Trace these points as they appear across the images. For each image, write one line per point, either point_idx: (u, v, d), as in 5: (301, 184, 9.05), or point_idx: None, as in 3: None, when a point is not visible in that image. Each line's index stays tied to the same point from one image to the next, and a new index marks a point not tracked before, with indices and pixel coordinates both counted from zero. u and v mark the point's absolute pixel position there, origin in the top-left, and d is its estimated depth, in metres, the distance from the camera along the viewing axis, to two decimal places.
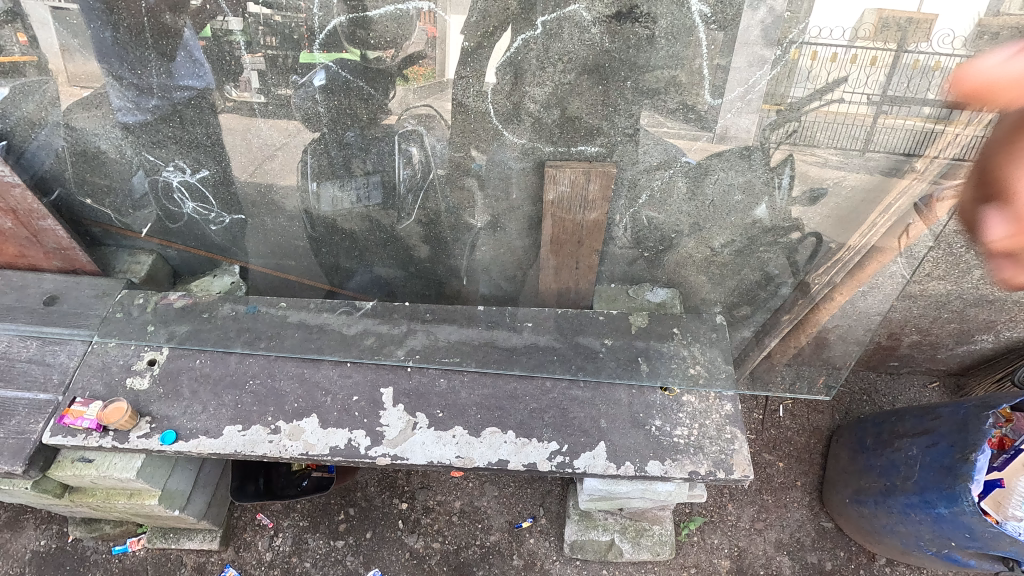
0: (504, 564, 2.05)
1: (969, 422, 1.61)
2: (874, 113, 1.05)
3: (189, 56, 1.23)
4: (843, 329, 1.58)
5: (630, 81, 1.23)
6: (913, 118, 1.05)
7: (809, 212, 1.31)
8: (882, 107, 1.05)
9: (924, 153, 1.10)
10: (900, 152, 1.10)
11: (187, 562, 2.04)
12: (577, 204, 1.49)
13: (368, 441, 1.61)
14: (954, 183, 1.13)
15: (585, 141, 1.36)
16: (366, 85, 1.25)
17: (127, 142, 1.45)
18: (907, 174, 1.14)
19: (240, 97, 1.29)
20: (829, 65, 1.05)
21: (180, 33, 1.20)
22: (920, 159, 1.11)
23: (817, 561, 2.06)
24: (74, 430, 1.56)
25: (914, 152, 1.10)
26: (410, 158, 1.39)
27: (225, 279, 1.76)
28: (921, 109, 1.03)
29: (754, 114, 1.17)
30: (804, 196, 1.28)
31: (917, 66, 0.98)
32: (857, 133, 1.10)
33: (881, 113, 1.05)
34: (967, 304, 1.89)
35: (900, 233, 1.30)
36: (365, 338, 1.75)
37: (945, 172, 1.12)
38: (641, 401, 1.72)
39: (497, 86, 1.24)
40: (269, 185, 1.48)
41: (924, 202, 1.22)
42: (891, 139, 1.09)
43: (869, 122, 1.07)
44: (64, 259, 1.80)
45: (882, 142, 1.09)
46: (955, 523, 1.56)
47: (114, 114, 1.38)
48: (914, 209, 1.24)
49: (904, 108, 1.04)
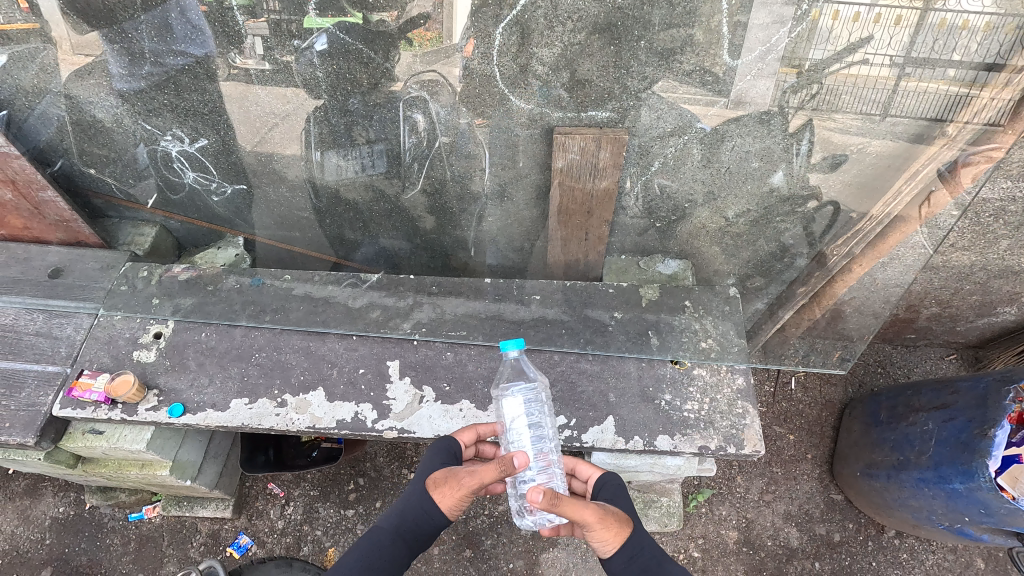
0: (513, 534, 2.08)
1: (988, 397, 1.56)
2: (896, 76, 1.00)
3: (187, 22, 1.16)
4: (862, 302, 1.53)
5: (644, 40, 1.14)
6: (937, 81, 1.00)
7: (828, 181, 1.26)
8: (905, 70, 0.99)
9: (954, 119, 1.07)
10: (925, 117, 1.06)
11: (201, 529, 2.08)
12: (587, 172, 1.44)
13: (375, 415, 1.60)
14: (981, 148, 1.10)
15: (595, 106, 1.29)
16: (366, 47, 1.18)
17: (123, 110, 1.41)
18: (936, 141, 1.09)
19: (242, 65, 1.23)
20: (851, 25, 0.98)
21: None
22: (951, 125, 1.07)
23: (825, 533, 2.06)
24: (83, 403, 1.57)
25: (941, 118, 1.06)
26: (415, 125, 1.34)
27: (230, 251, 1.82)
28: (945, 71, 0.99)
29: (772, 78, 1.11)
30: (824, 163, 1.22)
31: (944, 25, 0.93)
32: (878, 97, 1.04)
33: (904, 76, 1.00)
34: (992, 276, 1.82)
35: (922, 201, 1.23)
36: (370, 311, 1.71)
37: (976, 138, 1.09)
38: (651, 375, 1.65)
39: (503, 46, 1.18)
40: (270, 154, 1.44)
41: (951, 168, 1.16)
42: (914, 103, 1.04)
43: (892, 85, 1.01)
44: (68, 232, 1.78)
45: (905, 106, 1.04)
46: (970, 499, 1.54)
47: (110, 82, 1.32)
48: (938, 177, 1.18)
49: (929, 71, 0.99)
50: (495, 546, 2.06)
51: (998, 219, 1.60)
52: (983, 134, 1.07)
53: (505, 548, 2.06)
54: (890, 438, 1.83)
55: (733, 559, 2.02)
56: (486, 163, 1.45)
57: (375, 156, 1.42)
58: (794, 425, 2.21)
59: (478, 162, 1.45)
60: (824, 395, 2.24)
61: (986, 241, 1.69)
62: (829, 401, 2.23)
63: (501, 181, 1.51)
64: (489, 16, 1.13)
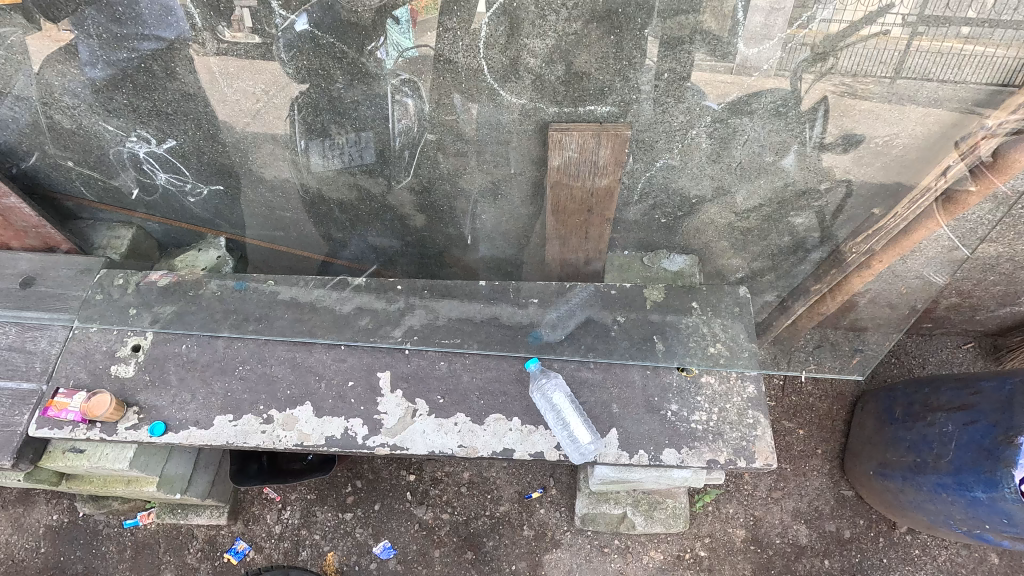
0: (515, 535, 2.04)
1: (1014, 400, 1.48)
2: (909, 35, 0.87)
3: (154, 1, 0.98)
4: (882, 301, 1.43)
5: (648, 28, 1.02)
6: (950, 40, 0.86)
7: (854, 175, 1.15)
8: (918, 28, 0.86)
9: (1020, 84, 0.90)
10: (987, 84, 0.92)
11: (198, 535, 2.06)
12: (586, 169, 1.32)
13: (365, 431, 1.54)
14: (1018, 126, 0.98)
15: (594, 99, 1.17)
16: (338, 42, 1.03)
17: (77, 112, 1.28)
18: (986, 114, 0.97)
19: (234, 39, 1.03)
20: None
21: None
22: (1014, 92, 0.91)
23: (835, 530, 2.01)
24: (60, 423, 1.53)
25: (1006, 83, 0.91)
26: (406, 109, 1.18)
27: (211, 253, 1.68)
28: (959, 27, 0.85)
29: (780, 46, 0.96)
30: (835, 142, 1.09)
31: None
32: (887, 57, 0.91)
33: (915, 35, 0.86)
34: (1018, 267, 1.72)
35: (953, 203, 1.15)
36: (360, 318, 1.65)
37: None
38: (656, 384, 1.57)
39: (489, 38, 1.05)
40: (243, 156, 1.33)
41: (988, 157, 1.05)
42: (932, 65, 0.89)
43: (903, 46, 0.89)
44: (37, 238, 1.68)
45: (916, 68, 0.91)
46: (992, 508, 1.48)
47: (55, 82, 1.20)
48: (971, 173, 1.09)
49: (941, 28, 0.85)
50: (497, 548, 2.02)
51: None
52: None
53: (508, 550, 2.02)
54: (906, 437, 1.76)
55: (740, 557, 1.99)
56: (477, 162, 1.33)
57: (363, 145, 1.26)
58: (805, 419, 2.14)
59: (469, 160, 1.33)
60: (836, 388, 2.15)
61: (1016, 231, 1.58)
62: (841, 394, 2.14)
63: (494, 181, 1.40)
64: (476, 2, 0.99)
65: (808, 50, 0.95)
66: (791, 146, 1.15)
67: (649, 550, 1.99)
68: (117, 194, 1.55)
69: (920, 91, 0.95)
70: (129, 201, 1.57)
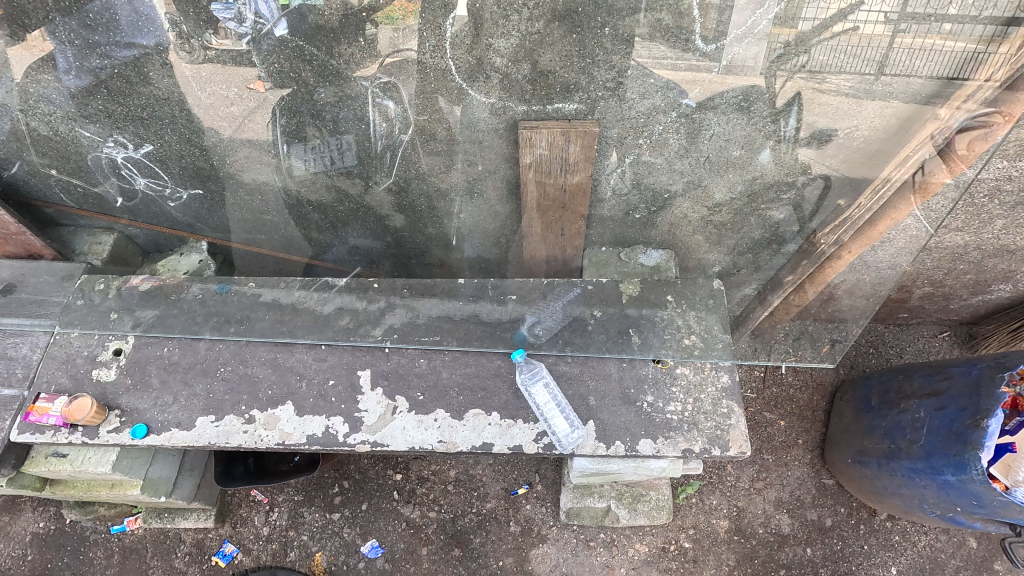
0: (501, 531, 2.06)
1: (982, 385, 1.54)
2: (891, 32, 0.91)
3: (131, 10, 0.98)
4: (852, 290, 1.46)
5: (609, 27, 1.04)
6: (933, 37, 0.91)
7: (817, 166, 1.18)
8: (899, 26, 0.90)
9: (973, 77, 0.96)
10: (941, 77, 0.96)
11: (185, 539, 2.06)
12: (557, 167, 1.35)
13: (346, 428, 1.56)
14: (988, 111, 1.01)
15: (561, 98, 1.19)
16: (309, 45, 1.04)
17: (42, 121, 1.27)
18: (945, 103, 1.00)
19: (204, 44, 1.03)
20: None
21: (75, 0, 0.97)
22: (970, 83, 0.97)
23: (817, 518, 2.04)
24: (42, 427, 1.55)
25: (957, 76, 0.96)
26: (385, 112, 1.19)
27: (193, 257, 1.73)
28: (942, 25, 0.90)
29: (762, 42, 0.98)
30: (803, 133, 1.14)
31: None
32: (873, 55, 0.95)
33: (900, 33, 0.91)
34: (986, 255, 1.78)
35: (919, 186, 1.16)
36: (340, 318, 1.66)
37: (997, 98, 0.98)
38: (632, 375, 1.60)
39: (454, 38, 1.05)
40: (214, 162, 1.32)
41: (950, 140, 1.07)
42: (915, 62, 0.94)
43: (887, 42, 0.92)
44: (20, 245, 1.68)
45: (905, 66, 0.95)
46: (961, 491, 1.51)
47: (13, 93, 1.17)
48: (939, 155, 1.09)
49: (926, 26, 0.90)
50: (484, 545, 2.04)
51: (994, 199, 1.55)
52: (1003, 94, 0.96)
53: (495, 546, 2.04)
54: (881, 424, 1.80)
55: (725, 548, 2.01)
56: (451, 161, 1.34)
57: (345, 148, 1.26)
58: (786, 410, 2.17)
59: (444, 161, 1.34)
60: (816, 378, 2.17)
61: (980, 220, 1.64)
62: (821, 384, 2.18)
63: (469, 180, 1.41)
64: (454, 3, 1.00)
65: (775, 48, 0.99)
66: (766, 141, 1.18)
67: (634, 543, 2.01)
68: (98, 199, 1.54)
69: (876, 85, 1.00)
70: (112, 207, 1.57)
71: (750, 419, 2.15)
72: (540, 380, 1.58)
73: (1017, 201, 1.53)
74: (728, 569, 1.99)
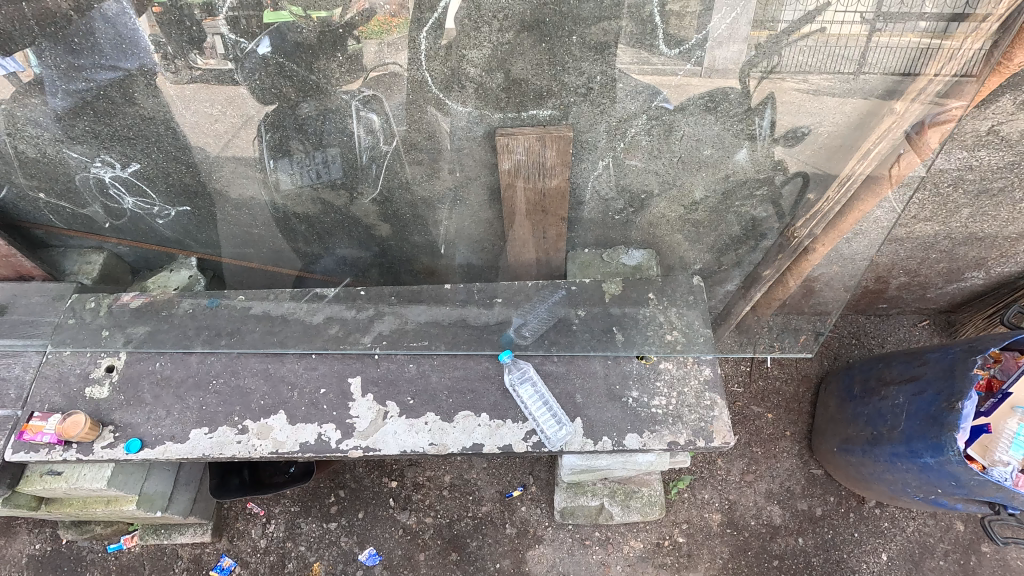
0: (497, 533, 2.08)
1: (956, 368, 1.60)
2: (868, 31, 0.94)
3: (123, 34, 0.98)
4: (830, 278, 1.50)
5: (576, 35, 1.08)
6: (909, 34, 0.94)
7: (793, 153, 1.17)
8: (876, 25, 0.93)
9: (924, 72, 1.01)
10: (897, 72, 0.99)
11: (182, 554, 2.07)
12: (535, 171, 1.38)
13: (339, 434, 1.63)
14: (950, 102, 1.09)
15: (536, 104, 1.24)
16: (292, 62, 1.04)
17: (20, 143, 1.27)
18: (905, 97, 1.04)
19: (173, 66, 1.03)
20: None
21: (50, 29, 0.98)
22: (921, 79, 1.01)
23: (807, 508, 2.08)
24: (36, 445, 1.60)
25: (911, 71, 1.00)
26: (371, 126, 1.19)
27: (182, 273, 1.68)
28: (917, 23, 0.93)
29: (740, 44, 1.00)
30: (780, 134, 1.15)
31: None
32: (851, 53, 0.97)
33: (875, 31, 0.94)
34: (956, 244, 1.85)
35: (891, 171, 1.19)
36: (329, 327, 1.74)
37: (948, 90, 1.05)
38: (618, 372, 1.69)
39: (429, 50, 1.08)
40: (200, 183, 1.34)
41: (916, 128, 1.12)
42: (882, 55, 0.97)
43: (864, 41, 0.95)
44: (8, 267, 1.66)
45: (879, 62, 0.98)
46: (941, 472, 1.56)
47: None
48: (906, 140, 1.13)
49: (900, 24, 0.93)
50: (480, 548, 2.06)
51: (958, 188, 1.63)
52: (956, 84, 1.04)
53: (491, 549, 2.06)
54: (864, 412, 1.86)
55: (718, 541, 2.04)
56: (434, 170, 1.35)
57: (331, 161, 1.25)
58: (772, 403, 2.22)
59: (427, 169, 1.34)
60: (800, 371, 2.23)
61: (948, 210, 1.72)
62: (805, 377, 2.23)
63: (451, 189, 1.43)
64: (437, 13, 1.02)
65: (752, 49, 1.01)
66: (742, 141, 1.19)
67: (629, 540, 2.04)
68: (87, 220, 1.51)
69: (834, 84, 1.03)
70: (102, 228, 1.53)
71: (738, 414, 2.19)
72: (529, 382, 1.66)
73: (980, 189, 1.62)
74: (722, 562, 2.01)
